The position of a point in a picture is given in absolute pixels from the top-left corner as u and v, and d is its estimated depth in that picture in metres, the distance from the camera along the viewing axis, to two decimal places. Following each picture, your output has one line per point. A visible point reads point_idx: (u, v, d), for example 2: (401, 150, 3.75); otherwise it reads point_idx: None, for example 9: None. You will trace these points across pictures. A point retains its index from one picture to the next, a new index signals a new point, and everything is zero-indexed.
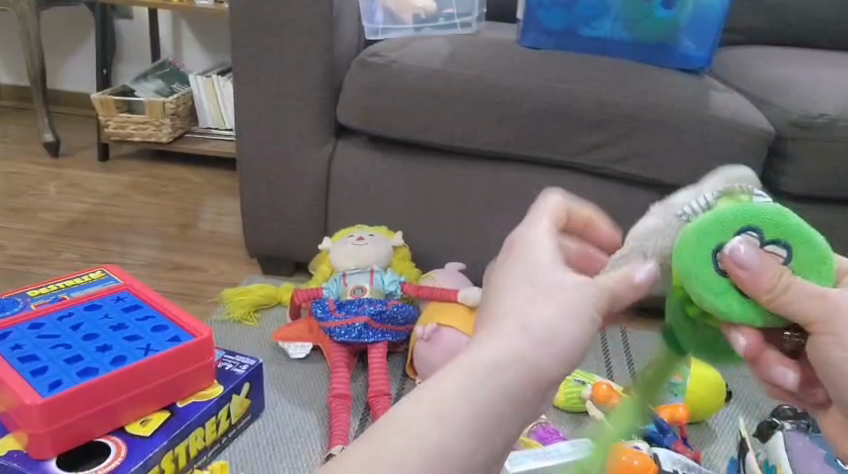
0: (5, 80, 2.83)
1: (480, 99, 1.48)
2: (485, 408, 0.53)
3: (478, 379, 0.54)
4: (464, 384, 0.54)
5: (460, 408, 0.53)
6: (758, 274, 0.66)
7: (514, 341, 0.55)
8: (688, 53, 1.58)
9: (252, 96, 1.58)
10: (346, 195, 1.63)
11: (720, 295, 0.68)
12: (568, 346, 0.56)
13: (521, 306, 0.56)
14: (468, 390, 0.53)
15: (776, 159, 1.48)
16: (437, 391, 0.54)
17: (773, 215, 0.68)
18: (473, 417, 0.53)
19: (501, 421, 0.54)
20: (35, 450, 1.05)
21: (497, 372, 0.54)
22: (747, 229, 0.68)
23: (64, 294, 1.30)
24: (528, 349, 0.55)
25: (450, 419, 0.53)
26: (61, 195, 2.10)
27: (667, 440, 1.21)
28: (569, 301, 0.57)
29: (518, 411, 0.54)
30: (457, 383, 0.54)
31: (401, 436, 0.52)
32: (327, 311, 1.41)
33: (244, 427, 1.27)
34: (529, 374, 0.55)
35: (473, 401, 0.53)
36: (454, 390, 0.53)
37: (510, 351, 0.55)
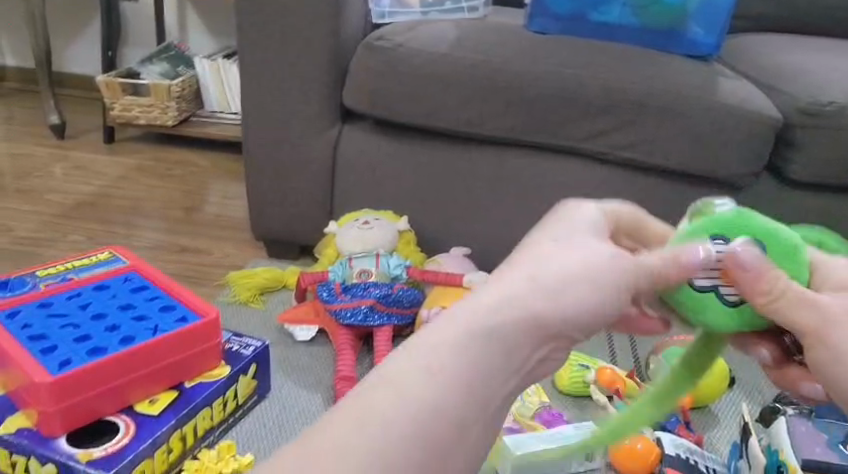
0: (9, 62, 2.83)
1: (487, 84, 1.48)
2: (485, 361, 0.50)
3: (479, 333, 0.50)
4: (464, 336, 0.50)
5: (461, 360, 0.49)
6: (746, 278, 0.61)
7: (519, 292, 0.52)
8: (696, 39, 1.58)
9: (259, 79, 1.59)
10: (352, 179, 1.63)
11: (703, 309, 0.65)
12: (573, 303, 0.53)
13: (529, 264, 0.54)
14: (468, 342, 0.50)
15: (785, 148, 1.49)
16: (436, 344, 0.50)
17: (733, 220, 0.66)
18: (472, 369, 0.49)
19: (499, 374, 0.50)
20: (46, 426, 1.06)
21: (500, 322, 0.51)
22: (713, 237, 0.65)
23: (73, 274, 1.30)
24: (531, 302, 0.52)
25: (448, 370, 0.49)
26: (67, 177, 2.10)
27: (671, 425, 1.23)
28: (581, 263, 0.55)
29: (516, 365, 0.51)
30: (457, 333, 0.50)
31: (397, 387, 0.48)
32: (333, 294, 1.42)
33: (251, 408, 1.28)
34: (531, 327, 0.52)
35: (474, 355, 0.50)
36: (454, 341, 0.50)
37: (513, 302, 0.52)
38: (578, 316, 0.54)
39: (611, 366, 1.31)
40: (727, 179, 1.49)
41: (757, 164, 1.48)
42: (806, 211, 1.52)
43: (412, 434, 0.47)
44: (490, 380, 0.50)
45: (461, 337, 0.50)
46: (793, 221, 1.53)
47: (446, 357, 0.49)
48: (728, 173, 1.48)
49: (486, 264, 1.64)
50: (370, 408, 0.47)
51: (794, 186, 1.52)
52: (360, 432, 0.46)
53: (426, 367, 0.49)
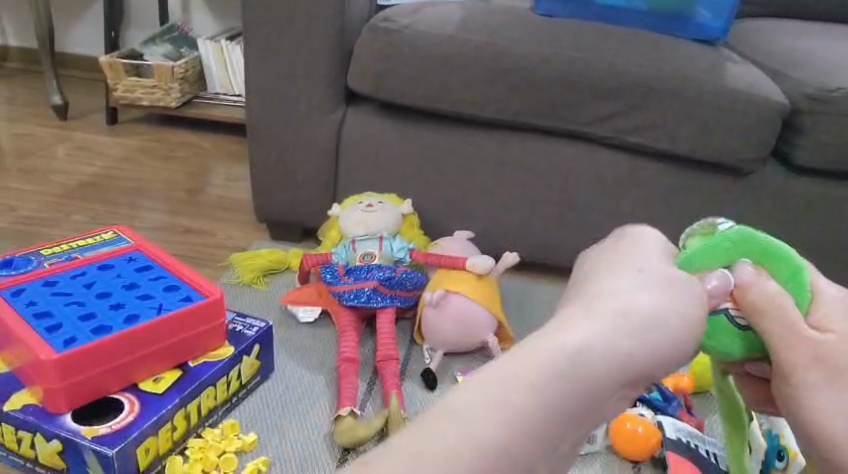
0: (11, 42, 2.82)
1: (492, 67, 1.47)
2: (540, 407, 0.53)
3: (535, 379, 0.54)
4: (519, 383, 0.54)
5: (515, 405, 0.53)
6: (743, 291, 0.71)
7: (573, 347, 0.55)
8: (704, 24, 1.57)
9: (263, 60, 1.58)
10: (357, 161, 1.63)
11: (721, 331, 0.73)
12: (623, 362, 0.56)
13: (580, 317, 0.57)
14: (525, 388, 0.54)
15: (792, 134, 1.48)
16: (493, 384, 0.54)
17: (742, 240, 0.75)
18: (527, 415, 0.53)
19: (558, 425, 0.54)
20: (51, 403, 1.07)
21: (553, 374, 0.54)
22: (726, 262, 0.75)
23: (77, 253, 1.31)
24: (584, 358, 0.55)
25: (500, 414, 0.53)
26: (70, 157, 2.10)
27: (672, 409, 1.22)
28: (632, 321, 0.57)
29: (593, 403, 0.55)
30: (515, 374, 0.54)
31: (480, 413, 0.52)
32: (336, 276, 1.42)
33: (253, 388, 1.28)
34: (582, 383, 0.55)
35: (529, 401, 0.53)
36: (510, 383, 0.54)
37: (565, 356, 0.55)
38: (630, 372, 0.56)
39: None
40: (732, 165, 1.48)
41: (762, 150, 1.47)
42: (811, 198, 1.52)
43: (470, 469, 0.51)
44: (565, 415, 0.54)
45: (519, 379, 0.54)
46: (798, 209, 1.53)
47: (503, 398, 0.53)
48: (733, 159, 1.48)
49: (490, 249, 1.65)
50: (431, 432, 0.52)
51: (800, 173, 1.53)
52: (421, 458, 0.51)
53: (480, 400, 0.53)
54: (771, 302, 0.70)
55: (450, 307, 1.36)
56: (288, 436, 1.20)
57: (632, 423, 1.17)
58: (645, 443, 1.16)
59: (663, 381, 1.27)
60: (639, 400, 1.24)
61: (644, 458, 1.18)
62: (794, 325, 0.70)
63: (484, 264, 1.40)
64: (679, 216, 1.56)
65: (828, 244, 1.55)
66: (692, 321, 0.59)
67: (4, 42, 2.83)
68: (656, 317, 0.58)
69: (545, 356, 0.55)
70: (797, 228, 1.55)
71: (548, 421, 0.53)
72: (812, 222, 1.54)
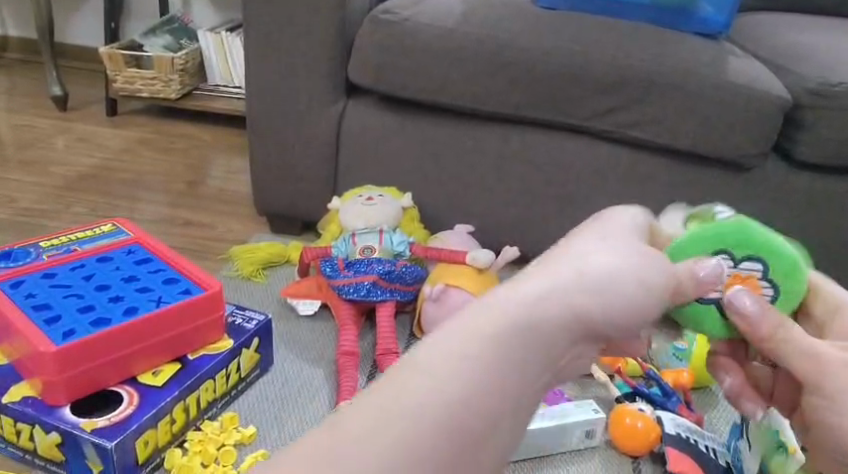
0: (12, 32, 2.81)
1: (493, 60, 1.47)
2: (497, 370, 0.48)
3: (489, 340, 0.49)
4: (473, 344, 0.48)
5: (470, 369, 0.47)
6: (753, 325, 0.68)
7: (525, 308, 0.51)
8: (707, 18, 1.56)
9: (264, 52, 1.58)
10: (357, 155, 1.63)
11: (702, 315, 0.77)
12: (573, 320, 0.52)
13: (530, 277, 0.53)
14: (481, 350, 0.48)
15: (793, 129, 1.48)
16: (445, 345, 0.48)
17: (737, 232, 0.80)
18: (485, 379, 0.47)
19: (519, 381, 0.49)
20: (50, 395, 1.07)
21: (507, 333, 0.49)
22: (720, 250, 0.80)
23: (76, 246, 1.30)
24: (535, 319, 0.51)
25: (454, 379, 0.47)
26: (70, 149, 2.10)
27: (671, 404, 1.22)
28: (582, 280, 0.53)
29: (550, 362, 0.51)
30: (468, 336, 0.49)
31: (434, 375, 0.47)
32: (336, 269, 1.42)
33: (252, 381, 1.28)
34: (535, 345, 0.50)
35: (487, 363, 0.48)
36: (464, 344, 0.48)
37: (518, 317, 0.50)
38: (579, 331, 0.52)
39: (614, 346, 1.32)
40: (733, 159, 1.48)
41: (764, 145, 1.47)
42: (812, 193, 1.52)
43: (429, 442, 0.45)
44: (524, 374, 0.49)
45: (473, 339, 0.49)
46: (799, 204, 1.53)
47: (460, 361, 0.47)
48: (735, 154, 1.47)
49: (489, 243, 1.64)
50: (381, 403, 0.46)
51: (801, 168, 1.52)
52: (365, 439, 0.44)
53: (433, 363, 0.47)
54: (781, 332, 0.68)
55: (450, 301, 1.36)
56: (287, 429, 1.20)
57: (631, 418, 1.17)
58: (644, 438, 1.16)
59: (662, 377, 1.26)
60: (638, 395, 1.23)
61: (644, 454, 1.18)
62: (809, 348, 0.67)
63: (485, 258, 1.40)
64: None
65: (828, 239, 1.55)
66: (645, 287, 0.56)
67: (4, 33, 2.82)
68: (608, 281, 0.54)
69: (497, 317, 0.50)
70: (798, 224, 1.54)
71: (506, 385, 0.48)
72: (813, 217, 1.53)
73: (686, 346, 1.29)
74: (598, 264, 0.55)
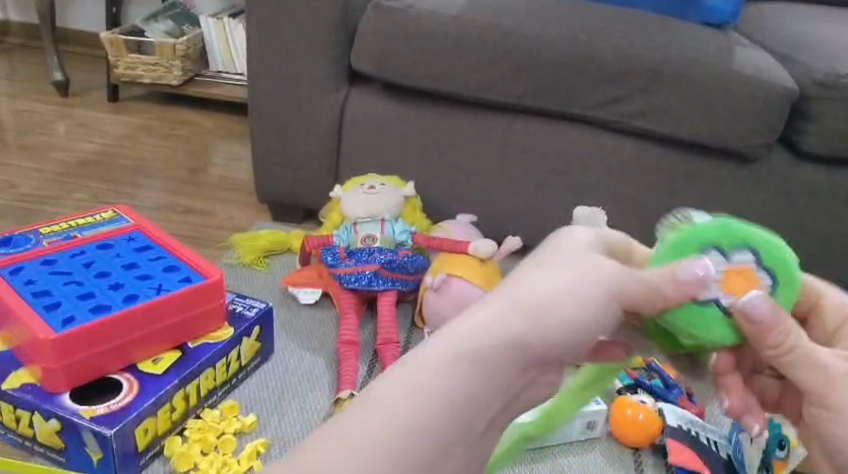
0: (14, 16, 2.80)
1: (497, 48, 1.46)
2: (443, 407, 0.44)
3: (438, 376, 0.45)
4: (420, 378, 0.44)
5: (413, 408, 0.43)
6: (767, 329, 0.56)
7: (473, 338, 0.46)
8: (714, 7, 1.55)
9: (266, 38, 1.57)
10: (359, 143, 1.62)
11: (707, 324, 0.60)
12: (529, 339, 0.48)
13: (479, 305, 0.48)
14: (426, 388, 0.44)
15: (799, 120, 1.47)
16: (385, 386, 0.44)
17: (718, 227, 0.65)
18: (429, 419, 0.43)
19: (468, 416, 0.45)
20: (49, 382, 1.06)
21: (453, 367, 0.45)
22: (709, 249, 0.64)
23: (76, 232, 1.30)
24: (483, 350, 0.46)
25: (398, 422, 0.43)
26: (71, 134, 2.09)
27: (673, 396, 1.22)
28: (535, 304, 0.48)
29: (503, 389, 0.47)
30: (416, 376, 0.44)
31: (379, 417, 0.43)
32: (337, 258, 1.41)
33: (253, 370, 1.27)
34: (494, 370, 0.46)
35: (433, 399, 0.44)
36: (408, 381, 0.44)
37: (466, 348, 0.46)
38: (532, 360, 0.48)
39: None
40: (739, 150, 1.47)
41: (770, 136, 1.46)
42: (817, 185, 1.51)
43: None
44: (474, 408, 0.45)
45: (418, 380, 0.44)
46: (803, 195, 1.52)
47: (402, 402, 0.43)
48: (741, 144, 1.46)
49: (491, 233, 1.64)
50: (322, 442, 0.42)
51: (806, 159, 1.51)
52: None
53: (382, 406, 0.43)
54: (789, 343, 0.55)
55: (452, 291, 1.35)
56: (287, 417, 1.19)
57: (633, 410, 1.16)
58: (645, 430, 1.16)
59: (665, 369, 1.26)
60: (640, 387, 1.23)
61: (644, 446, 1.17)
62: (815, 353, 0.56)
63: (487, 249, 1.39)
64: (683, 202, 1.55)
65: (832, 232, 1.54)
66: (599, 315, 0.51)
67: (6, 18, 2.81)
68: (558, 304, 0.49)
69: (442, 350, 0.46)
70: (802, 215, 1.53)
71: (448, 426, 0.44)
72: (817, 209, 1.52)
73: None
74: (550, 286, 0.49)
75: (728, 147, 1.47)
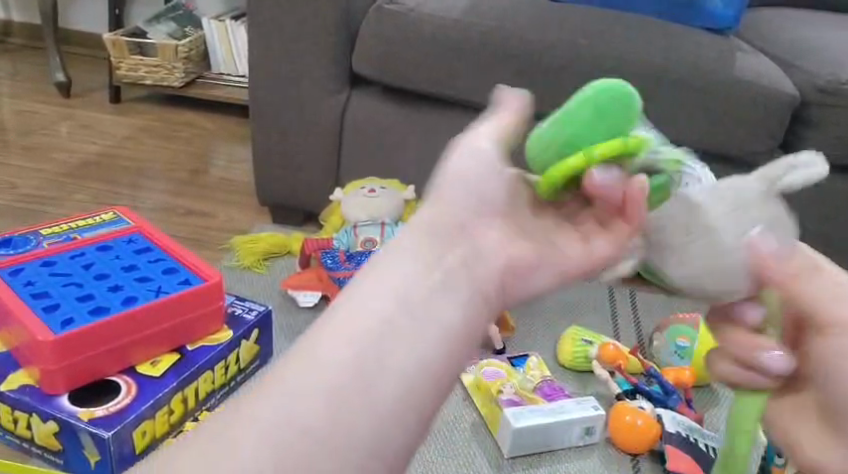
0: (16, 17, 2.80)
1: (498, 52, 1.46)
2: (355, 362, 0.47)
3: (341, 335, 0.49)
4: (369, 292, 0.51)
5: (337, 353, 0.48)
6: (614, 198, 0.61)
7: (377, 288, 0.51)
8: (716, 13, 1.54)
9: (268, 41, 1.57)
10: (360, 146, 1.62)
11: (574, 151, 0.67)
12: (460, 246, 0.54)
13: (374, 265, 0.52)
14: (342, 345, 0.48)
15: (800, 126, 1.47)
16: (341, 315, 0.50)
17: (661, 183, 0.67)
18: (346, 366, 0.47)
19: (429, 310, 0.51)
20: (48, 384, 1.06)
21: (362, 318, 0.49)
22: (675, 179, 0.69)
23: (76, 234, 1.30)
24: (382, 297, 0.50)
25: (326, 371, 0.47)
26: (72, 135, 2.09)
27: (672, 403, 1.21)
28: (428, 245, 0.53)
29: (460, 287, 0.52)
30: (320, 339, 0.49)
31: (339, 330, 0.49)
32: (336, 261, 1.44)
33: (252, 372, 1.27)
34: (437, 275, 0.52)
35: (344, 353, 0.48)
36: (325, 341, 0.48)
37: (369, 297, 0.50)
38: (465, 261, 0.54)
39: (614, 342, 1.31)
40: (741, 156, 1.47)
41: (772, 142, 1.46)
42: (818, 190, 1.51)
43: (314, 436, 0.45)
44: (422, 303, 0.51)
45: (332, 334, 0.49)
46: (804, 202, 1.51)
47: (324, 356, 0.48)
48: (742, 150, 1.46)
49: None
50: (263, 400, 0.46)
51: None
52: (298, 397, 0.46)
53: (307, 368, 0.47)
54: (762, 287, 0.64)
55: None
56: None
57: (631, 416, 1.16)
58: (644, 436, 1.15)
59: (664, 374, 1.25)
60: (639, 393, 1.22)
61: (643, 452, 1.17)
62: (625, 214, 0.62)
63: None
64: None
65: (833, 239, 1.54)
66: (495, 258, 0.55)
67: (8, 18, 2.81)
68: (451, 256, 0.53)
69: (344, 314, 0.50)
70: (803, 222, 1.53)
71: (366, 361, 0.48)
72: (819, 215, 1.52)
73: (688, 343, 1.28)
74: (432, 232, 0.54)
75: (729, 152, 1.47)
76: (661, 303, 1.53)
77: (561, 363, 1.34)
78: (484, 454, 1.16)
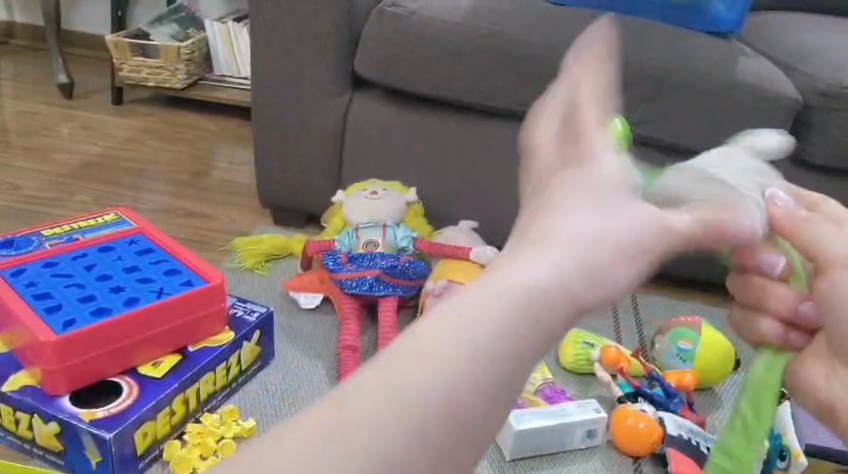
0: (19, 18, 2.81)
1: (500, 55, 1.46)
2: (504, 341, 0.35)
3: (492, 308, 0.35)
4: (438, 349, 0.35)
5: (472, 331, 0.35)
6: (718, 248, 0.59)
7: (448, 355, 0.34)
8: (717, 16, 1.54)
9: (270, 44, 1.57)
10: (362, 148, 1.62)
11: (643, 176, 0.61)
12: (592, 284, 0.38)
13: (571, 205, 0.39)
14: (495, 309, 0.35)
15: (802, 129, 1.47)
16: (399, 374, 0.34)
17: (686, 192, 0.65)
18: (491, 357, 0.35)
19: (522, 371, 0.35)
20: (49, 385, 1.06)
21: (405, 387, 0.34)
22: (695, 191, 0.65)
23: (78, 235, 1.30)
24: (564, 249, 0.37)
25: (456, 360, 0.34)
26: (74, 136, 2.09)
27: (674, 406, 1.21)
28: (536, 304, 0.36)
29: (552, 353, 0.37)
30: (467, 299, 0.36)
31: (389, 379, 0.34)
32: (338, 263, 1.42)
33: (254, 374, 1.28)
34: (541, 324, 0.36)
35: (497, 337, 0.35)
36: (474, 303, 0.36)
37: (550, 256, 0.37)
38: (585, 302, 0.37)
39: (616, 344, 1.31)
40: None
41: None
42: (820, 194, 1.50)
43: (414, 443, 0.33)
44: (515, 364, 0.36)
45: (483, 301, 0.36)
46: None
47: (466, 331, 0.35)
48: None
49: (492, 239, 1.63)
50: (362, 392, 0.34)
51: (809, 169, 1.51)
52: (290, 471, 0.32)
53: (430, 347, 0.35)
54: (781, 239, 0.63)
55: None
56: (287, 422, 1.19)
57: (633, 419, 1.16)
58: (645, 438, 1.15)
59: (666, 378, 1.25)
60: (641, 396, 1.22)
61: (645, 454, 1.17)
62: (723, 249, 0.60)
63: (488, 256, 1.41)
64: None
65: None
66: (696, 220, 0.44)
67: (11, 19, 2.81)
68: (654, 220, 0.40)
69: (514, 282, 0.36)
70: None
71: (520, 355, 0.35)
72: None
73: (691, 347, 1.27)
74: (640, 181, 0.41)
75: None
76: (662, 305, 1.53)
77: (563, 365, 1.34)
78: (485, 456, 1.15)
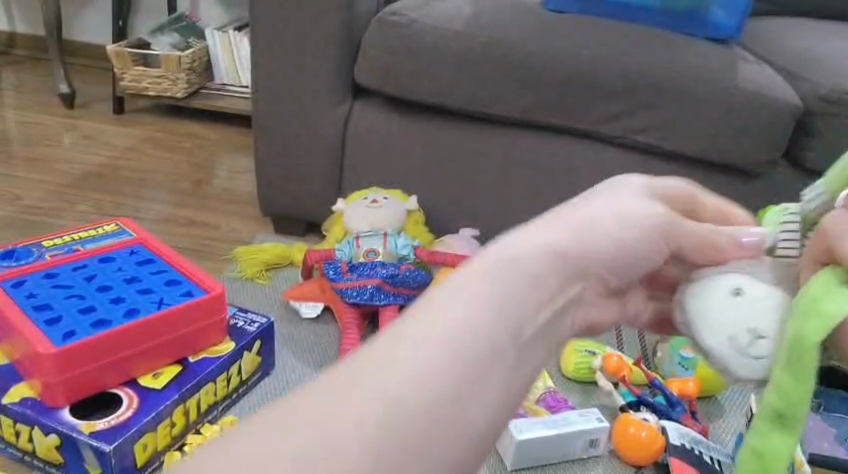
0: (21, 28, 2.81)
1: (500, 63, 1.46)
2: (454, 377, 0.39)
3: (447, 346, 0.39)
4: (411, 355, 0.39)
5: (444, 349, 0.39)
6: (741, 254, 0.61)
7: (411, 360, 0.39)
8: (718, 23, 1.54)
9: (270, 52, 1.57)
10: (363, 157, 1.62)
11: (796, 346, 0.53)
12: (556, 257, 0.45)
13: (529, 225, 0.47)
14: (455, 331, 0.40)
15: (804, 135, 1.47)
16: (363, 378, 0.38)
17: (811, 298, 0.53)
18: (437, 389, 0.38)
19: (474, 373, 0.39)
20: (49, 396, 1.06)
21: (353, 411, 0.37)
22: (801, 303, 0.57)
23: (78, 245, 1.30)
24: (524, 260, 0.44)
25: (418, 378, 0.38)
26: (75, 146, 2.09)
27: (677, 415, 1.21)
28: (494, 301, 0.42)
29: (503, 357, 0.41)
30: (430, 329, 0.40)
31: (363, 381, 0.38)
32: (338, 272, 1.42)
33: (255, 384, 1.27)
34: (492, 334, 0.41)
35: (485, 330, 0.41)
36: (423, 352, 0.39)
37: (503, 260, 0.44)
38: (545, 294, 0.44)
39: (618, 353, 1.30)
40: (744, 165, 1.46)
41: (775, 151, 1.45)
42: None
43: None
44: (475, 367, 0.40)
45: (435, 351, 0.39)
46: None
47: (427, 340, 0.39)
48: (746, 160, 1.46)
49: None
50: (306, 418, 0.36)
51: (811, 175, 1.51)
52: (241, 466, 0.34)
53: (394, 366, 0.38)
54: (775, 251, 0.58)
55: None
56: None
57: (636, 427, 1.16)
58: (649, 449, 1.14)
59: (668, 386, 1.25)
60: (643, 405, 1.22)
61: (647, 464, 1.16)
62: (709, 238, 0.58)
63: None
64: None
65: None
66: (622, 215, 0.50)
67: (12, 29, 2.82)
68: (589, 227, 0.48)
69: (479, 281, 0.42)
70: None
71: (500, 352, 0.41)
72: None
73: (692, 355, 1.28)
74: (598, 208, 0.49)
75: (733, 162, 1.46)
76: None
77: (566, 374, 1.33)
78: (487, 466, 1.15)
